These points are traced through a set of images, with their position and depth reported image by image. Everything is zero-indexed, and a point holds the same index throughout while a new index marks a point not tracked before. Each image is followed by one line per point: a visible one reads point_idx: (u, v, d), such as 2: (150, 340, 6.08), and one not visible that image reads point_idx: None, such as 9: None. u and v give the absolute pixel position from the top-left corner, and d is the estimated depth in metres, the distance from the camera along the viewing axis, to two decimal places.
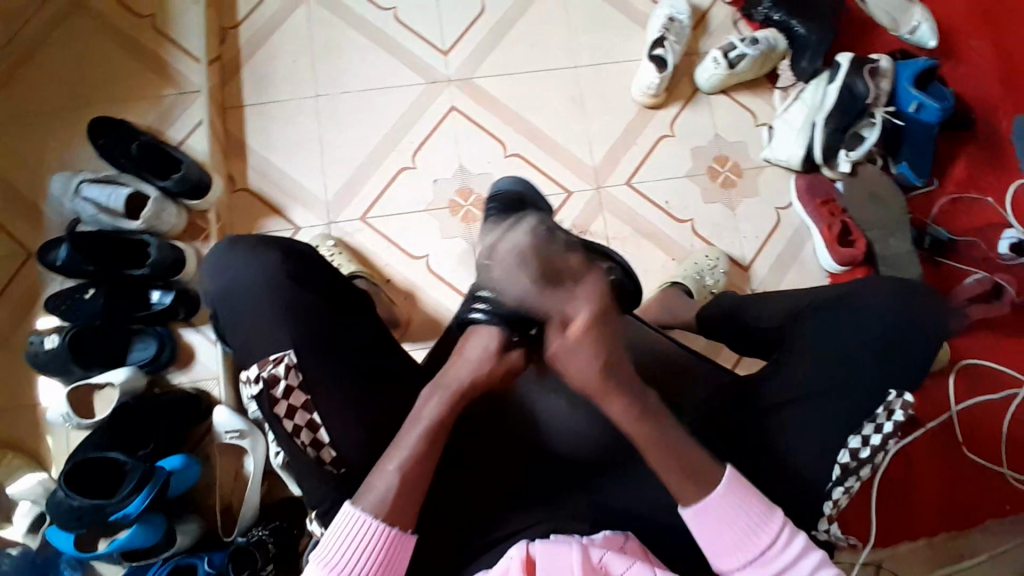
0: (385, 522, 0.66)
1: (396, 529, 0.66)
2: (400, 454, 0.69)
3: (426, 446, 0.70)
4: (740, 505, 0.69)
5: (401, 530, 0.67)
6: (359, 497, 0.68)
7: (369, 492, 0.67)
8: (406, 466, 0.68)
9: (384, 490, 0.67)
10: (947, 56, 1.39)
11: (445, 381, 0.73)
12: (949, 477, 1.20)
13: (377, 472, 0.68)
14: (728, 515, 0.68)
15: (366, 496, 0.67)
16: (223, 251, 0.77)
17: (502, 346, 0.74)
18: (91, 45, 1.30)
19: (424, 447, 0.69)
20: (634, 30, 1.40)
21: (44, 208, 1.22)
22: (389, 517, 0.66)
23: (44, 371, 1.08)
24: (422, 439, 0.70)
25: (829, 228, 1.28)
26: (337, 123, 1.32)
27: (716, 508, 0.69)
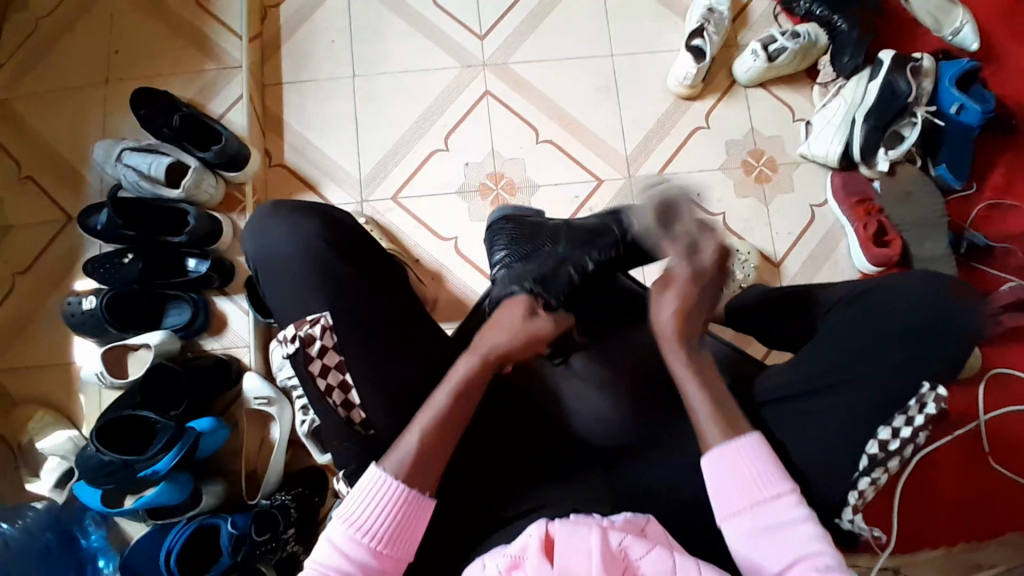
0: (403, 484, 0.68)
1: (413, 491, 0.68)
2: (427, 416, 0.71)
3: (452, 409, 0.71)
4: (767, 484, 0.67)
5: (417, 492, 0.68)
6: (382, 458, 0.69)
7: (392, 454, 0.69)
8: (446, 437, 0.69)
9: (405, 453, 0.69)
10: (993, 56, 1.36)
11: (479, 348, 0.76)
12: (975, 486, 1.18)
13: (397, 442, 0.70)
14: (755, 492, 0.67)
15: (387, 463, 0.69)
16: (265, 216, 0.81)
17: (524, 317, 0.80)
18: (135, 16, 1.33)
19: (450, 410, 0.71)
20: (673, 20, 1.38)
21: (85, 174, 1.25)
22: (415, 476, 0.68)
23: (81, 331, 1.12)
24: (447, 404, 0.71)
25: (864, 228, 1.26)
26: (372, 103, 1.33)
27: (743, 486, 0.68)
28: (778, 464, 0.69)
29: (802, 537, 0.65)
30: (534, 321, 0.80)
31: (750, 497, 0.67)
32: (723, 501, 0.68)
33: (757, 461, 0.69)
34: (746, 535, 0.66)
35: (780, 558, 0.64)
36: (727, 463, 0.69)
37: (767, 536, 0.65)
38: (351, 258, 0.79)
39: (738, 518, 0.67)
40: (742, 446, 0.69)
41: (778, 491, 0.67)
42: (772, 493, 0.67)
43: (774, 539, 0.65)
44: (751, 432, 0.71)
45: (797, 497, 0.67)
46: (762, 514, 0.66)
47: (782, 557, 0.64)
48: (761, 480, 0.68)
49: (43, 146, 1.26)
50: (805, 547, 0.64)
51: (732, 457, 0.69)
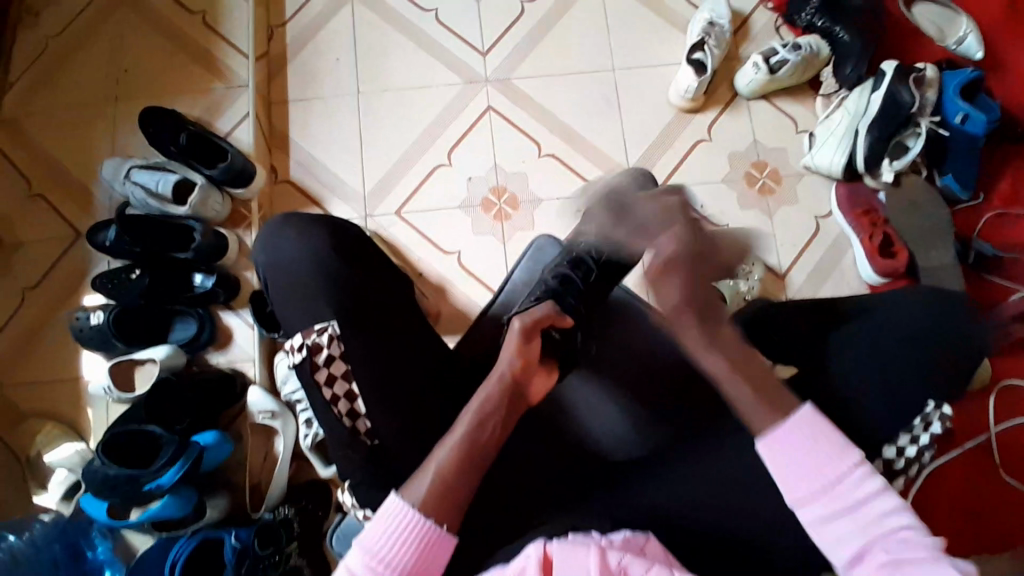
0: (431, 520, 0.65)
1: (441, 527, 0.65)
2: (472, 412, 0.72)
3: (497, 398, 0.73)
4: (831, 461, 0.65)
5: (444, 531, 0.65)
6: (405, 490, 0.67)
7: (416, 487, 0.66)
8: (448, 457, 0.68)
9: (450, 448, 0.69)
10: (997, 65, 1.36)
11: (491, 374, 0.75)
12: (988, 500, 1.15)
13: (435, 449, 0.69)
14: (824, 474, 0.65)
15: (415, 484, 0.67)
16: (277, 227, 0.85)
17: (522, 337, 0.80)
18: (145, 37, 1.36)
19: (496, 400, 0.73)
20: (674, 34, 1.39)
21: (96, 191, 1.27)
22: (452, 480, 0.67)
23: (89, 345, 1.14)
24: (493, 393, 0.73)
25: (870, 238, 1.24)
26: (377, 119, 1.35)
27: (810, 467, 0.65)
28: (840, 435, 0.67)
29: (876, 515, 0.63)
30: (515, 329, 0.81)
31: (819, 481, 0.65)
32: (792, 486, 0.66)
33: (819, 440, 0.66)
34: (825, 519, 0.64)
35: (857, 540, 0.62)
36: (786, 447, 0.66)
37: (841, 520, 0.63)
38: (355, 265, 0.83)
39: (811, 504, 0.65)
40: (800, 427, 0.67)
41: (847, 466, 0.65)
42: (840, 470, 0.65)
43: (850, 525, 0.63)
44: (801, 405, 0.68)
45: (869, 469, 0.64)
46: (838, 495, 0.64)
47: (858, 540, 0.62)
48: (829, 458, 0.65)
49: (55, 164, 1.29)
50: (882, 525, 0.62)
51: (792, 441, 0.66)
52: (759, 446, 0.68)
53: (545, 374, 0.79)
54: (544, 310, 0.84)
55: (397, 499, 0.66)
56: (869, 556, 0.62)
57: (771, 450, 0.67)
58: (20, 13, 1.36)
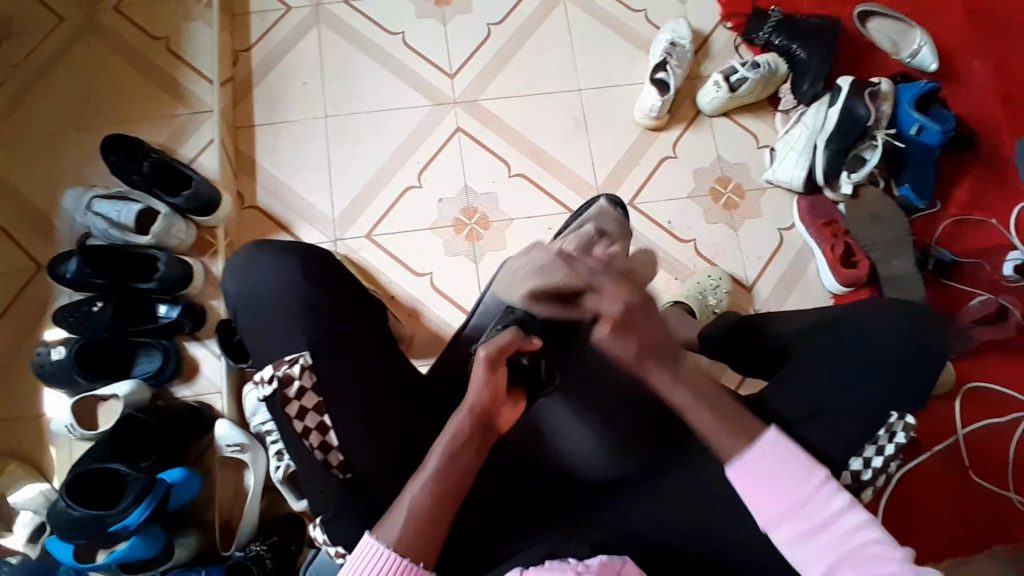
0: (401, 556, 0.64)
1: (419, 565, 0.65)
2: (441, 444, 0.71)
3: (470, 429, 0.72)
4: (801, 482, 0.67)
5: (423, 566, 0.65)
6: (377, 528, 0.66)
7: (388, 524, 0.66)
8: (417, 499, 0.67)
9: (423, 482, 0.68)
10: (947, 79, 1.41)
11: (459, 408, 0.73)
12: (959, 502, 1.18)
13: (408, 485, 0.68)
14: (794, 497, 0.67)
15: (390, 522, 0.66)
16: (246, 255, 0.83)
17: (489, 365, 0.74)
18: (106, 64, 1.34)
19: (468, 429, 0.71)
20: (637, 54, 1.42)
21: (57, 222, 1.24)
22: (429, 515, 0.67)
23: (52, 382, 1.10)
24: (466, 422, 0.72)
25: (832, 249, 1.28)
26: (345, 142, 1.35)
27: (782, 488, 0.67)
28: (807, 455, 0.68)
29: (846, 531, 0.65)
30: (480, 358, 0.75)
31: (789, 503, 0.67)
32: (762, 509, 0.68)
33: (788, 459, 0.68)
34: (793, 540, 0.66)
35: (830, 557, 0.65)
36: (753, 475, 0.68)
37: (813, 539, 0.65)
38: (327, 290, 0.82)
39: (782, 524, 0.67)
40: (770, 448, 0.69)
41: (816, 486, 0.67)
42: (808, 490, 0.67)
43: (821, 543, 0.65)
44: (767, 427, 0.70)
45: (835, 484, 0.67)
46: (807, 515, 0.66)
47: (827, 558, 0.65)
48: (795, 479, 0.67)
49: (13, 196, 1.26)
50: (850, 541, 0.64)
51: (760, 463, 0.68)
52: (729, 472, 0.69)
53: (512, 402, 0.76)
54: (508, 335, 0.77)
55: (371, 540, 0.65)
56: (838, 573, 0.64)
57: (742, 473, 0.69)
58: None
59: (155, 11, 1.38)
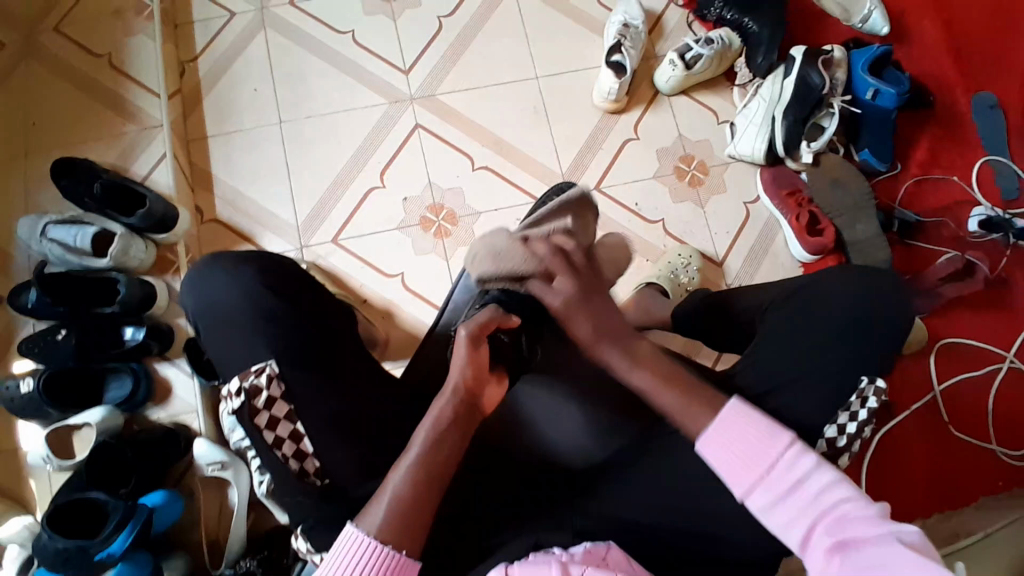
0: (387, 547, 0.64)
1: (403, 554, 0.65)
2: (423, 431, 0.71)
3: (454, 413, 0.72)
4: (767, 447, 0.66)
5: (407, 556, 0.65)
6: (360, 519, 0.66)
7: (370, 514, 0.66)
8: (399, 488, 0.67)
9: (405, 470, 0.68)
10: (898, 41, 1.43)
11: (444, 392, 0.73)
12: (937, 456, 1.21)
13: (389, 475, 0.68)
14: (760, 463, 0.66)
15: (371, 513, 0.66)
16: (202, 271, 0.82)
17: (471, 344, 0.74)
18: (49, 85, 1.30)
19: (451, 414, 0.72)
20: (591, 37, 1.42)
21: (13, 252, 1.21)
22: (412, 500, 0.67)
23: (23, 415, 1.08)
24: (449, 407, 0.72)
25: (797, 218, 1.30)
26: (303, 147, 1.33)
27: (748, 458, 0.67)
28: (769, 421, 0.68)
29: (815, 495, 0.64)
30: (462, 338, 0.75)
31: (759, 466, 0.66)
32: (736, 479, 0.67)
33: (750, 428, 0.68)
34: (768, 507, 0.65)
35: (805, 521, 0.63)
36: (720, 443, 0.68)
37: (786, 503, 0.64)
38: (290, 301, 0.81)
39: (756, 493, 0.65)
40: (732, 420, 0.69)
41: (781, 450, 0.66)
42: (776, 455, 0.66)
43: (794, 507, 0.64)
44: (730, 400, 0.70)
45: (803, 446, 0.66)
46: (775, 481, 0.65)
47: (802, 522, 0.63)
48: (761, 446, 0.67)
49: None
50: (823, 501, 0.63)
51: (724, 435, 0.68)
52: (699, 447, 0.69)
53: (495, 381, 0.77)
54: (486, 313, 0.77)
55: (351, 530, 0.65)
56: (815, 537, 0.63)
57: (710, 445, 0.69)
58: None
59: (95, 27, 1.34)
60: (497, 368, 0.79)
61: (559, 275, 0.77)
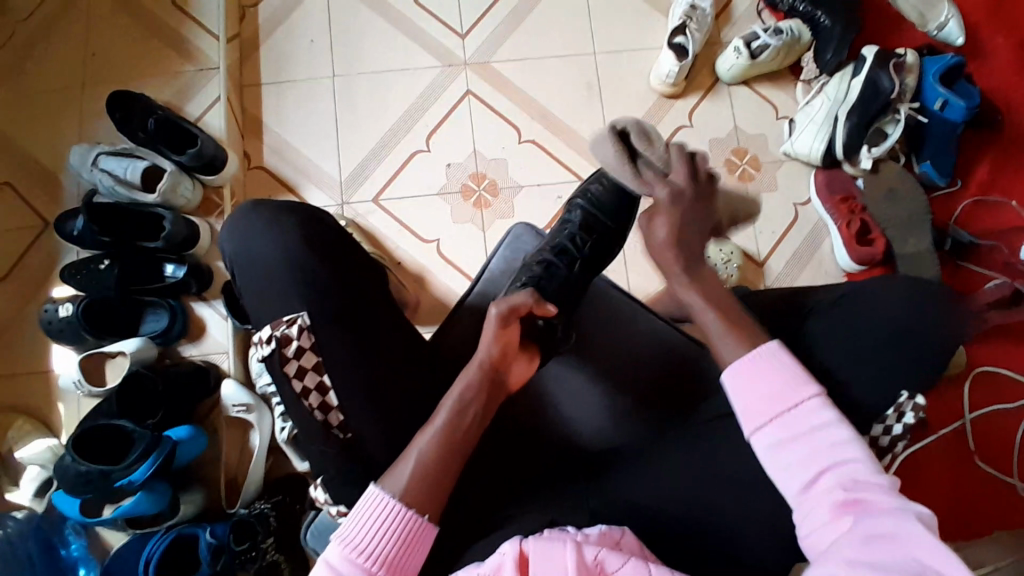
0: (408, 507, 0.65)
1: (425, 518, 0.65)
2: (450, 400, 0.71)
3: (478, 385, 0.72)
4: (789, 389, 0.64)
5: (428, 520, 0.65)
6: (384, 480, 0.67)
7: (395, 475, 0.66)
8: (426, 451, 0.67)
9: (436, 431, 0.68)
10: (976, 51, 1.36)
11: (471, 363, 0.73)
12: (960, 484, 1.18)
13: (418, 435, 0.69)
14: (779, 399, 0.64)
15: (398, 473, 0.67)
16: (246, 214, 0.82)
17: (501, 321, 0.75)
18: (110, 15, 1.31)
19: (477, 385, 0.72)
20: (655, 17, 1.37)
21: (62, 178, 1.23)
22: (436, 465, 0.67)
23: (59, 338, 1.11)
24: (474, 377, 0.72)
25: (848, 226, 1.25)
26: (352, 103, 1.32)
27: (769, 392, 0.65)
28: (800, 368, 0.65)
29: (828, 443, 0.61)
30: (492, 315, 0.75)
31: (773, 402, 0.64)
32: (748, 412, 0.65)
33: (779, 369, 0.65)
34: (776, 441, 0.63)
35: (811, 464, 0.61)
36: (745, 375, 0.66)
37: (795, 443, 0.62)
38: (330, 253, 0.81)
39: (767, 426, 0.64)
40: (762, 357, 0.67)
41: (805, 398, 0.64)
42: (797, 398, 0.64)
43: (801, 445, 0.62)
44: (768, 340, 0.68)
45: (825, 401, 0.63)
46: (787, 422, 0.63)
47: (806, 463, 0.61)
48: (784, 385, 0.64)
49: (18, 151, 1.24)
50: (833, 451, 0.61)
51: (751, 369, 0.66)
52: (721, 376, 0.68)
53: (524, 359, 0.77)
54: (521, 296, 0.76)
55: (377, 490, 0.65)
56: (818, 481, 0.60)
57: (735, 375, 0.67)
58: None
59: None
60: (531, 347, 0.79)
61: (675, 172, 0.79)
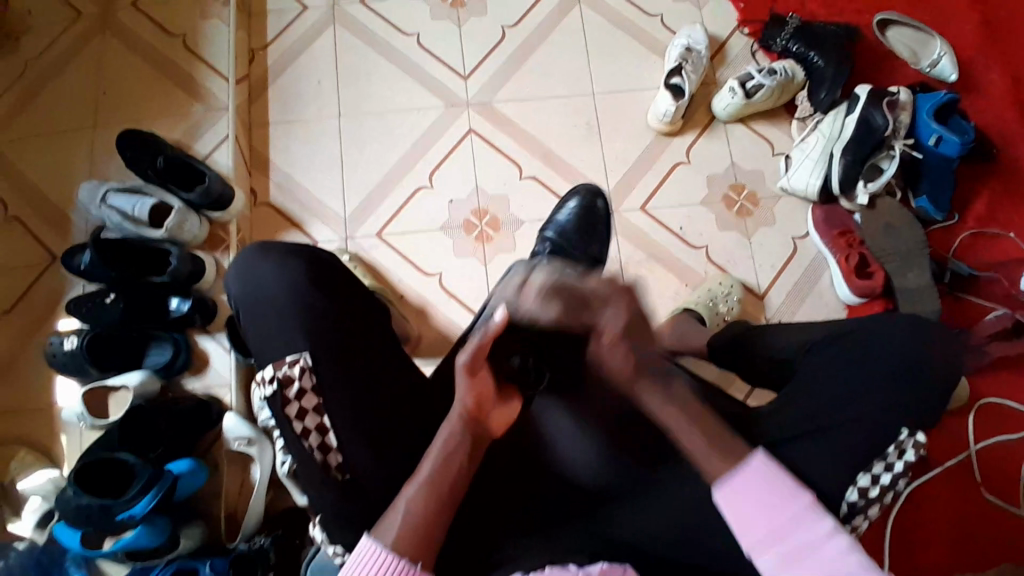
0: (400, 559, 0.63)
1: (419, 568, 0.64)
2: (435, 452, 0.71)
3: (461, 437, 0.72)
4: (785, 503, 0.66)
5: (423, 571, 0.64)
6: (376, 531, 0.66)
7: (387, 526, 0.66)
8: (412, 505, 0.67)
9: (421, 483, 0.68)
10: (968, 88, 1.39)
11: (451, 414, 0.73)
12: (970, 519, 1.15)
13: (405, 487, 0.68)
14: (777, 515, 0.65)
15: (387, 525, 0.66)
16: (251, 256, 0.84)
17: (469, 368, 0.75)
18: (124, 58, 1.36)
19: (458, 438, 0.72)
20: (652, 58, 1.42)
21: (72, 214, 1.26)
22: (423, 516, 0.66)
23: (65, 371, 1.12)
24: (455, 431, 0.72)
25: (846, 260, 1.26)
26: (358, 141, 1.35)
27: (765, 512, 0.66)
28: (791, 477, 0.67)
29: (834, 553, 0.62)
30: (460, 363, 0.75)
31: (774, 524, 0.65)
32: (751, 533, 0.66)
33: (768, 481, 0.67)
34: (782, 565, 0.64)
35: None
36: (743, 494, 0.67)
37: (802, 560, 0.63)
38: (332, 290, 0.82)
39: (772, 549, 0.65)
40: (751, 472, 0.67)
41: (800, 508, 0.65)
42: (794, 509, 0.65)
43: (809, 564, 0.63)
44: (754, 449, 0.69)
45: (820, 509, 0.65)
46: (793, 536, 0.64)
47: None
48: (779, 500, 0.66)
49: (30, 187, 1.28)
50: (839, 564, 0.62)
51: (744, 486, 0.67)
52: (716, 494, 0.68)
53: (503, 403, 0.79)
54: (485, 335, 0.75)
55: (369, 542, 0.65)
56: None
57: (728, 498, 0.68)
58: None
59: (173, 8, 1.40)
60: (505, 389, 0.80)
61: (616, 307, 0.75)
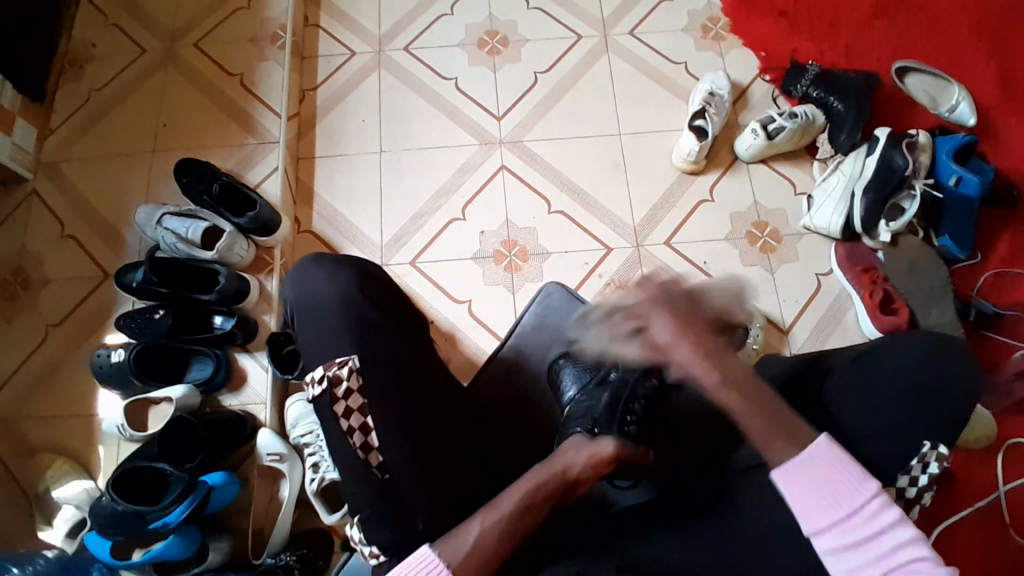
0: None
1: None
2: (523, 490, 0.70)
3: (545, 495, 0.70)
4: (850, 492, 0.62)
5: None
6: (438, 542, 0.65)
7: (450, 543, 0.65)
8: (486, 532, 0.66)
9: (499, 518, 0.67)
10: (986, 134, 1.43)
11: (552, 464, 0.73)
12: (1002, 564, 1.12)
13: (480, 514, 0.67)
14: (838, 507, 0.62)
15: (453, 544, 0.65)
16: (308, 265, 0.91)
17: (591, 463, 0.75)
18: (181, 92, 1.47)
19: (546, 493, 0.70)
20: (676, 103, 1.49)
21: (126, 234, 1.34)
22: (494, 548, 0.65)
23: (108, 382, 1.17)
24: (551, 484, 0.71)
25: (870, 295, 1.28)
26: (397, 176, 1.43)
27: (825, 499, 0.63)
28: (858, 466, 0.64)
29: (892, 545, 0.60)
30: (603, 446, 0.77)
31: (830, 511, 0.62)
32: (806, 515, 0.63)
33: (836, 468, 0.64)
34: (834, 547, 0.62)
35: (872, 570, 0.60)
36: (801, 479, 0.64)
37: (853, 551, 0.61)
38: (378, 306, 0.87)
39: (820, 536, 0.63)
40: (818, 461, 0.64)
41: (866, 497, 0.62)
42: (858, 498, 0.62)
43: (862, 554, 0.61)
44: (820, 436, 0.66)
45: (887, 500, 0.62)
46: (852, 524, 0.62)
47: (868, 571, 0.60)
48: (847, 488, 0.63)
49: (88, 209, 1.36)
50: (891, 557, 0.60)
51: (808, 475, 0.64)
52: (773, 474, 0.65)
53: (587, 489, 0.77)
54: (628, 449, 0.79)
55: (428, 551, 0.64)
56: None
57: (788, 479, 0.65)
58: (60, 63, 1.48)
59: (230, 48, 1.51)
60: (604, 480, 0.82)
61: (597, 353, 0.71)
